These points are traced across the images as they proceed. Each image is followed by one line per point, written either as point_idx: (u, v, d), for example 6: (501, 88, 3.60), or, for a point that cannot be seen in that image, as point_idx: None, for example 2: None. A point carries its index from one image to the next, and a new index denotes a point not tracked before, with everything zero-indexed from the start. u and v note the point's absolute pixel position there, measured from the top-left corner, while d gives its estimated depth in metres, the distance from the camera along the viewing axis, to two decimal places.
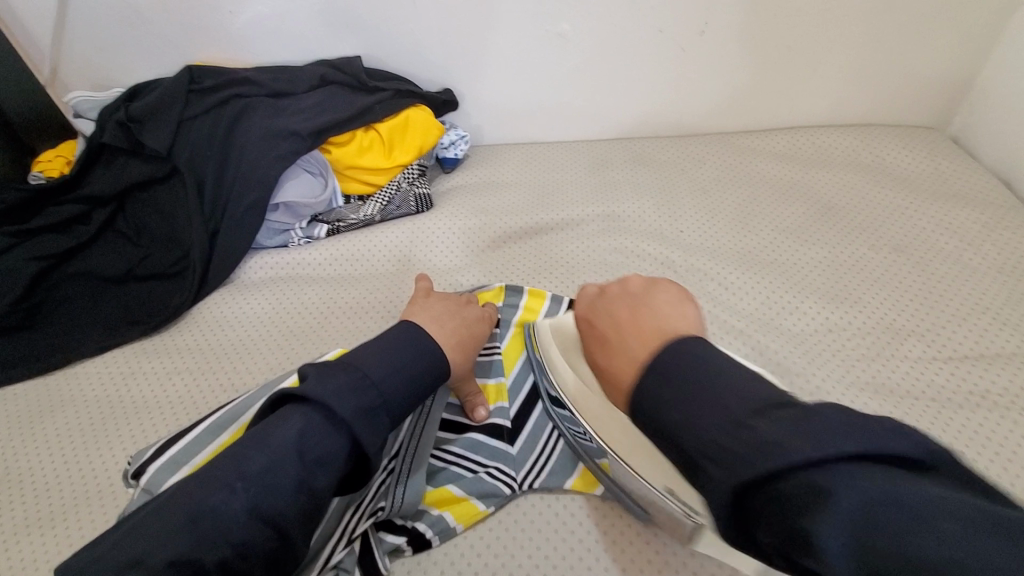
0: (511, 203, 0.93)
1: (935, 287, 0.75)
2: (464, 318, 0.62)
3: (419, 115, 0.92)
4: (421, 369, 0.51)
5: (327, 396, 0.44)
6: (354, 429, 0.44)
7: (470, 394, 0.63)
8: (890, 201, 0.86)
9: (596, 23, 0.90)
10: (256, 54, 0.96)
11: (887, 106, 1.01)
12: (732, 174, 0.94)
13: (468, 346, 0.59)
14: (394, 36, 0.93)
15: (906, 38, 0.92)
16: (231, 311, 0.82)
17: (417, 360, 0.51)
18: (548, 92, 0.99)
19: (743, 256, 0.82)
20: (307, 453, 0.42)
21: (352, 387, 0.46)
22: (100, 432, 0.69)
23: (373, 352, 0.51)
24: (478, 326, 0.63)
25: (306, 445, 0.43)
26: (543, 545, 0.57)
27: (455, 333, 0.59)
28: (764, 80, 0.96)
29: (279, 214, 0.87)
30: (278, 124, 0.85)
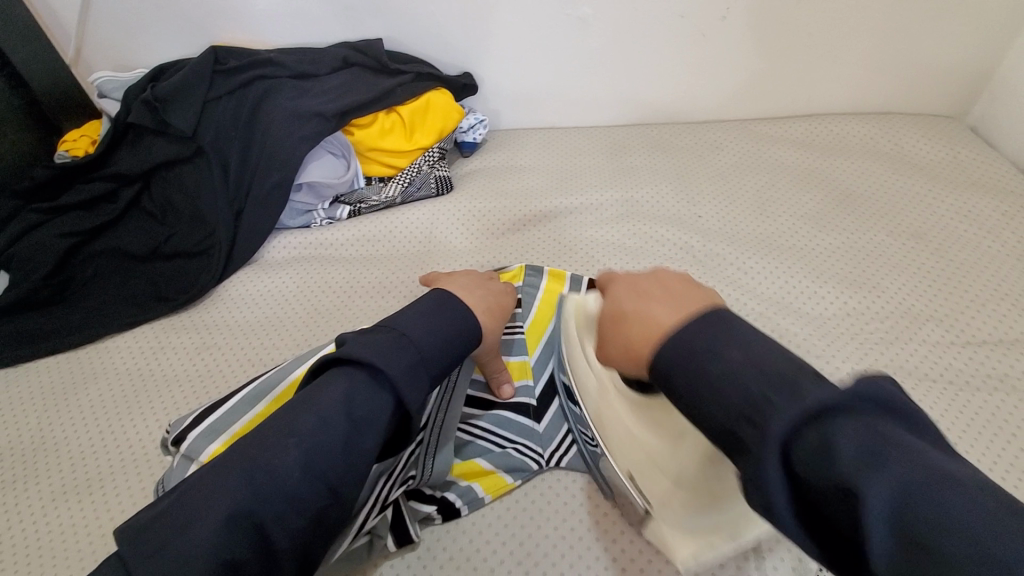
0: (529, 186, 0.94)
1: (953, 273, 0.75)
2: (492, 289, 0.64)
3: (440, 98, 0.94)
4: (455, 332, 0.52)
5: (372, 357, 0.46)
6: (399, 387, 0.45)
7: (495, 372, 0.64)
8: (908, 189, 0.86)
9: (617, 9, 0.90)
10: (278, 36, 0.97)
11: (906, 95, 1.01)
12: (750, 161, 0.94)
13: (497, 314, 0.61)
14: (416, 18, 0.93)
15: (928, 25, 0.92)
16: (257, 290, 0.84)
17: (451, 325, 0.52)
18: (567, 77, 0.99)
19: (762, 241, 0.82)
20: (354, 411, 0.44)
21: (392, 347, 0.47)
22: (133, 403, 0.71)
23: (412, 317, 0.52)
24: (505, 297, 0.64)
25: (352, 404, 0.44)
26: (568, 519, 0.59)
27: (484, 301, 0.61)
28: (783, 67, 0.97)
29: (302, 194, 0.89)
30: (302, 105, 0.86)
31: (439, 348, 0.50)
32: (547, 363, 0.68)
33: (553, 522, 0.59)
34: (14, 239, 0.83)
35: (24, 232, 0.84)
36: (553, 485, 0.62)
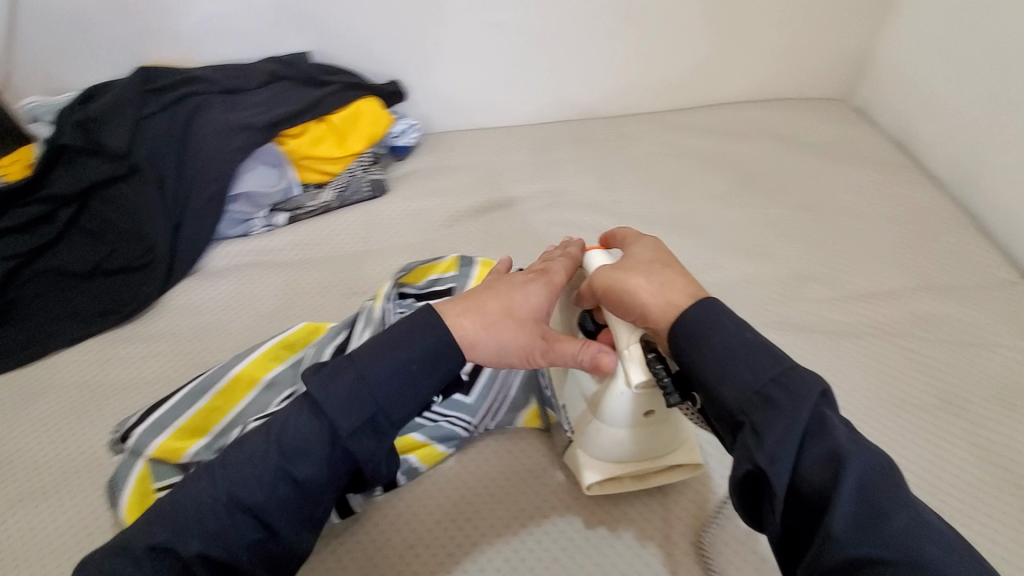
0: (460, 184, 1.00)
1: (835, 238, 0.85)
2: (499, 291, 0.55)
3: (370, 106, 0.98)
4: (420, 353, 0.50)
5: (320, 392, 0.48)
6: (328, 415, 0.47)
7: (579, 351, 0.53)
8: (799, 166, 0.96)
9: (528, 13, 0.97)
10: (208, 53, 1.00)
11: (799, 82, 1.11)
12: (661, 149, 1.02)
13: (513, 320, 0.54)
14: (341, 30, 0.98)
15: (808, 17, 1.02)
16: (201, 298, 0.87)
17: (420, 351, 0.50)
18: (490, 78, 1.05)
19: (672, 221, 0.90)
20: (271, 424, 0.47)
21: (352, 394, 0.48)
22: (82, 412, 0.74)
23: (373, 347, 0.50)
24: (519, 290, 0.55)
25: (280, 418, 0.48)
26: (498, 484, 0.65)
27: (493, 313, 0.54)
28: (687, 60, 1.05)
29: (239, 204, 0.93)
30: (233, 119, 0.90)
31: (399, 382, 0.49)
32: None
33: (480, 486, 0.65)
34: None
35: None
36: (484, 450, 0.68)
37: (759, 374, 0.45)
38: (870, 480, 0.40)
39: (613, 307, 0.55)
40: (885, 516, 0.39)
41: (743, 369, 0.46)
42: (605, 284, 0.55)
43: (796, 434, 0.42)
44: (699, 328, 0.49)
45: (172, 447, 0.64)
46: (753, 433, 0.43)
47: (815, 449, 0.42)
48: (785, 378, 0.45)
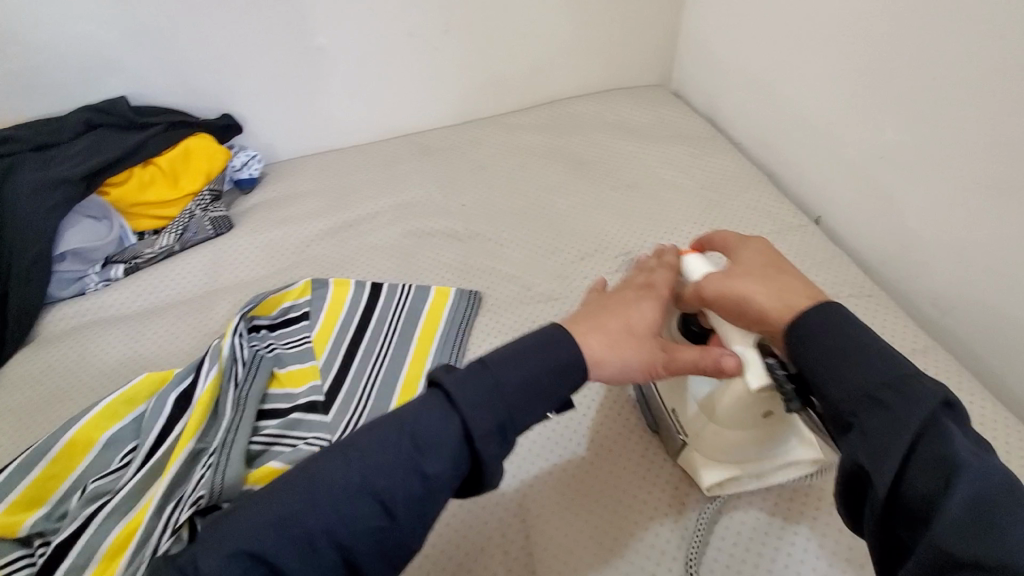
0: (310, 210, 1.00)
1: (656, 212, 0.92)
2: (621, 311, 0.55)
3: (200, 142, 0.96)
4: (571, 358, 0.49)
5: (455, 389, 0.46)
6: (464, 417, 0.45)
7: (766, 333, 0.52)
8: (625, 150, 1.03)
9: (349, 35, 0.99)
10: (10, 109, 0.93)
11: (621, 73, 1.20)
12: (502, 150, 1.07)
13: (635, 336, 0.54)
14: (158, 70, 0.96)
15: (615, 13, 1.11)
16: (34, 368, 0.82)
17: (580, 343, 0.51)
18: (326, 102, 1.06)
19: (512, 218, 0.96)
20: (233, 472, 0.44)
21: (486, 392, 0.46)
22: None
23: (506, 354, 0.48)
24: (638, 306, 0.56)
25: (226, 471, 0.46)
26: None
27: (619, 330, 0.53)
28: (514, 63, 1.11)
29: (67, 262, 0.88)
30: (45, 175, 0.85)
31: (554, 385, 0.48)
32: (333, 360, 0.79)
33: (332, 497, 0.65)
34: None
35: None
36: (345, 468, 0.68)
37: (865, 374, 0.43)
38: (980, 480, 0.38)
39: (730, 317, 0.54)
40: (1008, 525, 0.36)
41: (850, 366, 0.44)
42: (717, 292, 0.55)
43: (906, 434, 0.40)
44: (813, 331, 0.47)
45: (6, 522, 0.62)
46: (863, 440, 0.42)
47: (927, 453, 0.40)
48: (890, 384, 0.42)
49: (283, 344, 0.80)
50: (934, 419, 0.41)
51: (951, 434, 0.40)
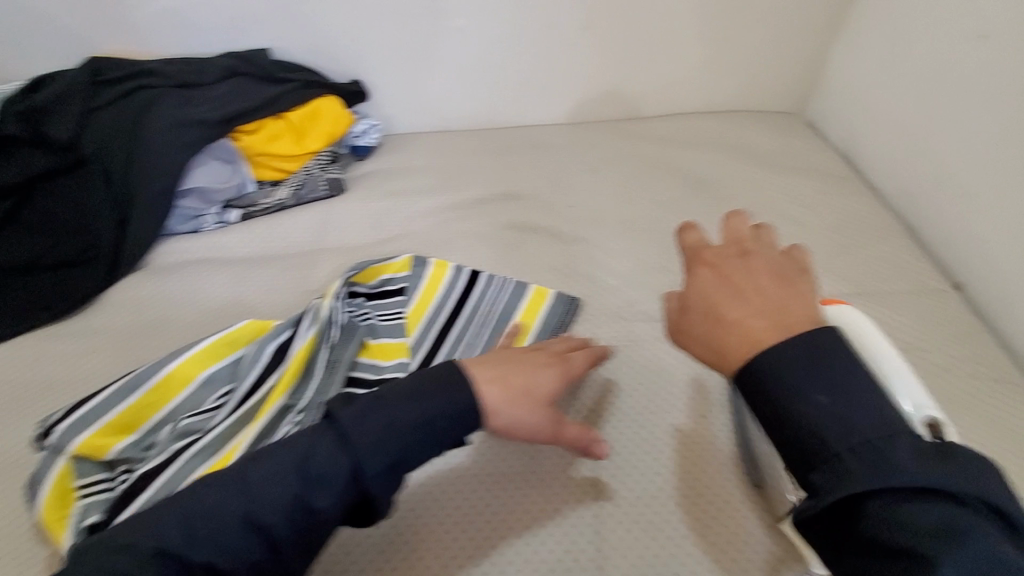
0: (419, 185, 0.99)
1: (779, 244, 0.86)
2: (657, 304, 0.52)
3: (329, 104, 0.98)
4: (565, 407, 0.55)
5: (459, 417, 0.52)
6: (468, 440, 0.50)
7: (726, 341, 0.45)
8: (750, 175, 0.98)
9: (489, 18, 0.99)
10: (162, 46, 0.98)
11: (751, 95, 1.14)
12: (619, 155, 1.03)
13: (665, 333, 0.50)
14: (301, 27, 0.98)
15: (759, 35, 1.06)
16: (143, 295, 0.84)
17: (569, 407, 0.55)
18: (451, 81, 1.06)
19: (624, 225, 0.90)
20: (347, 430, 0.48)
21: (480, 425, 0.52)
22: (6, 411, 0.70)
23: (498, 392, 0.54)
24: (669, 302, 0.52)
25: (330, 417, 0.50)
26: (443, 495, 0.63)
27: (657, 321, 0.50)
28: (644, 70, 1.08)
29: (189, 199, 0.91)
30: (185, 113, 0.89)
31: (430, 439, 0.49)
32: (425, 340, 0.76)
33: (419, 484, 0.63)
34: None
35: None
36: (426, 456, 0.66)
37: (871, 427, 0.38)
38: (974, 552, 0.33)
39: (690, 335, 0.47)
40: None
41: (837, 414, 0.39)
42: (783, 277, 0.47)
43: None
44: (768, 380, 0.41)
45: (97, 443, 0.61)
46: (842, 499, 0.37)
47: (929, 518, 0.35)
48: (900, 431, 0.38)
49: (377, 315, 0.77)
50: (948, 496, 0.35)
51: (982, 519, 0.35)
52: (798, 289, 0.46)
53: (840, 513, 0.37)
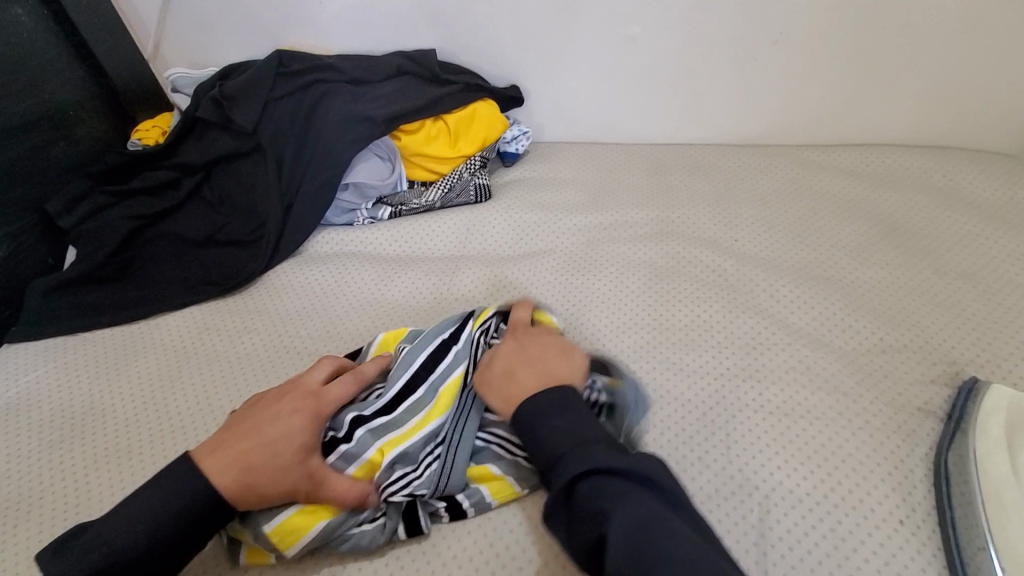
0: (567, 200, 0.95)
1: (1003, 316, 0.70)
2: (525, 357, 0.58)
3: (486, 109, 0.98)
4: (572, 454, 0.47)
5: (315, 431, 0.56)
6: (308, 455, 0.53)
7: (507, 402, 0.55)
8: (961, 227, 0.82)
9: (664, 28, 0.92)
10: (338, 42, 1.03)
11: (965, 130, 0.97)
12: (794, 187, 0.92)
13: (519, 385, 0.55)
14: (469, 31, 0.97)
15: (989, 61, 0.89)
16: (299, 281, 0.88)
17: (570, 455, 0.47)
18: (612, 92, 1.01)
19: (798, 267, 0.79)
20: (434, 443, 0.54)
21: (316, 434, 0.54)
22: (175, 376, 0.76)
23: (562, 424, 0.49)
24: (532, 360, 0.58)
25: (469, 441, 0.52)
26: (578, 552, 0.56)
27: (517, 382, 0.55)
28: (834, 93, 0.95)
29: (348, 193, 0.94)
30: (354, 110, 0.92)
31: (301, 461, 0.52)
32: None
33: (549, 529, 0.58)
34: (87, 219, 0.91)
35: (95, 211, 0.92)
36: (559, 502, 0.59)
37: (584, 434, 0.48)
38: (646, 529, 0.41)
39: (495, 384, 0.56)
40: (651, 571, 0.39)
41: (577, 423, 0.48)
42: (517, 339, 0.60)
43: None
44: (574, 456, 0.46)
45: None
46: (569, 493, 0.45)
47: (630, 514, 0.41)
48: (578, 447, 0.46)
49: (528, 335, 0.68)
50: (643, 486, 0.44)
51: None
52: (572, 359, 0.58)
53: (563, 499, 0.45)
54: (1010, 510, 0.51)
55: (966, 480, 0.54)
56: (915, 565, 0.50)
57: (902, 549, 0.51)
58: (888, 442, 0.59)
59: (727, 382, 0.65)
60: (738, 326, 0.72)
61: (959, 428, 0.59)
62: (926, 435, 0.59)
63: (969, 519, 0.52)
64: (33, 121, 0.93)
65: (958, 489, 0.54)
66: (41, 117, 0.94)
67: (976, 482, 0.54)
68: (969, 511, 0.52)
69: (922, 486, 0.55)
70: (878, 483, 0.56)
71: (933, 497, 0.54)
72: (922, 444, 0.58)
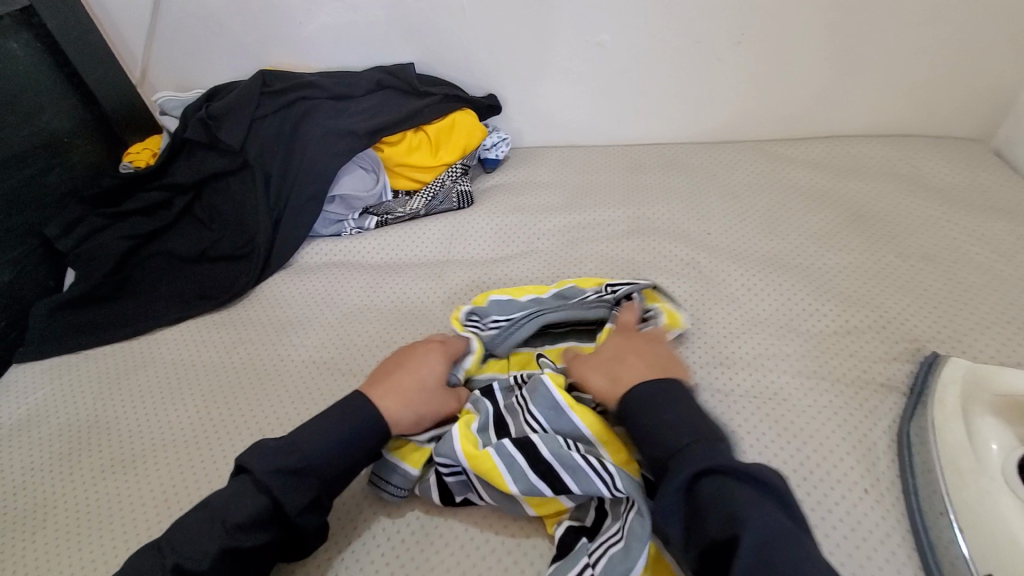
0: (547, 201, 0.98)
1: (962, 294, 0.73)
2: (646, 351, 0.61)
3: (465, 118, 1.01)
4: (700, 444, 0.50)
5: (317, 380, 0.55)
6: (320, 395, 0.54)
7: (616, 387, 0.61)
8: (923, 211, 0.86)
9: (633, 32, 0.95)
10: (320, 60, 1.06)
11: (926, 118, 1.01)
12: (764, 180, 0.96)
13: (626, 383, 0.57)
14: (445, 44, 1.01)
15: (943, 51, 0.93)
16: (290, 292, 0.91)
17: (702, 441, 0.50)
18: (585, 96, 1.05)
19: (768, 257, 0.82)
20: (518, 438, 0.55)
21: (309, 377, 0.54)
22: (176, 388, 0.78)
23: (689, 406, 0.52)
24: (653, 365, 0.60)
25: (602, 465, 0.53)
26: None
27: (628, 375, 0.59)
28: (799, 89, 0.99)
29: (335, 205, 0.97)
30: (337, 125, 0.95)
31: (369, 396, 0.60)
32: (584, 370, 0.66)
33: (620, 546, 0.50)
34: (84, 241, 0.94)
35: (91, 234, 0.95)
36: (624, 521, 0.51)
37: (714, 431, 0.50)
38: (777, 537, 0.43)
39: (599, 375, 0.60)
40: (783, 570, 0.41)
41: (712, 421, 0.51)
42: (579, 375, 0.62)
43: None
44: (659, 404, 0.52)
45: None
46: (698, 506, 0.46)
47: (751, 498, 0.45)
48: (701, 446, 0.48)
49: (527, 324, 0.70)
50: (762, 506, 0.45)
51: None
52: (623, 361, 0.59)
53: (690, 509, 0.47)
54: (966, 474, 0.53)
55: (927, 450, 0.57)
56: (879, 531, 0.53)
57: (867, 517, 0.54)
58: (853, 417, 0.62)
59: (702, 368, 0.68)
60: (710, 315, 0.75)
61: (922, 400, 0.61)
62: (888, 409, 0.62)
63: (931, 486, 0.54)
64: (29, 149, 0.96)
65: (919, 458, 0.57)
66: (36, 146, 0.97)
67: (935, 450, 0.56)
68: (929, 479, 0.55)
69: (885, 458, 0.59)
70: (844, 455, 0.59)
71: (896, 467, 0.58)
72: (884, 417, 0.62)
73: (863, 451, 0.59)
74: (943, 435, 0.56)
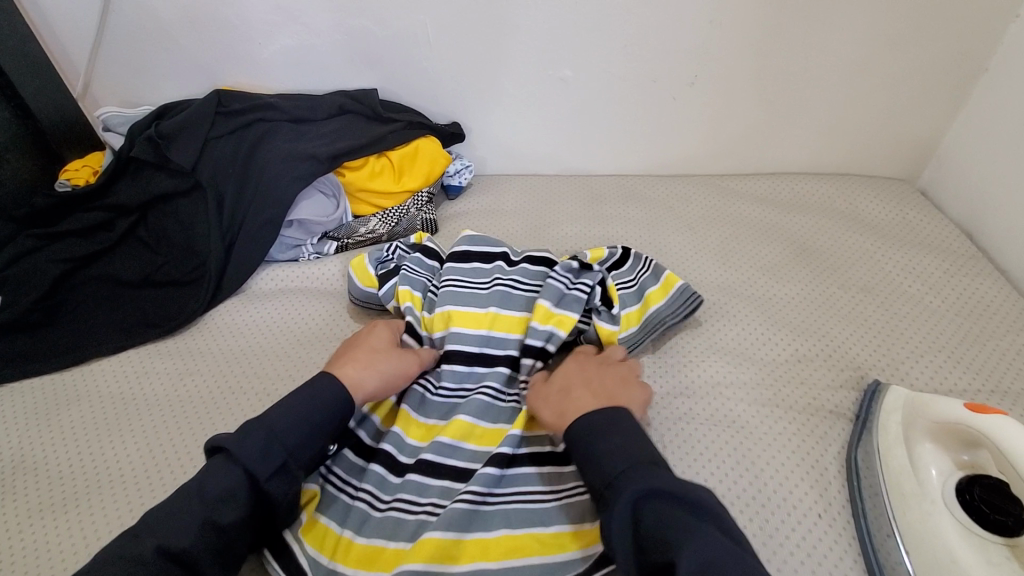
0: (511, 229, 0.99)
1: (896, 323, 0.79)
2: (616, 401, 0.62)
3: (429, 147, 1.01)
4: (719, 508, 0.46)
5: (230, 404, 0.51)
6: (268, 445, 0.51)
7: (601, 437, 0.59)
8: (859, 244, 0.92)
9: (594, 69, 0.99)
10: (280, 81, 1.04)
11: (860, 159, 1.09)
12: (716, 213, 1.00)
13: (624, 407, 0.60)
14: (409, 72, 1.02)
15: (873, 99, 1.01)
16: (240, 320, 0.87)
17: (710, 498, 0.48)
18: (547, 128, 1.07)
19: (724, 286, 0.86)
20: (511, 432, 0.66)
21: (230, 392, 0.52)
22: (113, 424, 0.73)
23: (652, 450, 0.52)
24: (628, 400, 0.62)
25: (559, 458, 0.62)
26: None
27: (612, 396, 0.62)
28: (747, 129, 1.05)
29: (293, 229, 0.95)
30: (298, 149, 0.93)
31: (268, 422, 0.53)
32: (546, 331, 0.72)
33: None
34: (10, 263, 0.87)
35: (19, 256, 0.88)
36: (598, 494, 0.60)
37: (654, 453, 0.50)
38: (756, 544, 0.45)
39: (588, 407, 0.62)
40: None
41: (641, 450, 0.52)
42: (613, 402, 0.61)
43: None
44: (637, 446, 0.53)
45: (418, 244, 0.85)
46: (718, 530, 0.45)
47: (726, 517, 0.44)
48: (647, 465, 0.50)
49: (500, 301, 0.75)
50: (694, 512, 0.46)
51: None
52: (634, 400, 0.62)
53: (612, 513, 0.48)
54: (911, 498, 0.56)
55: (873, 473, 0.60)
56: (834, 555, 0.55)
57: (822, 541, 0.56)
58: (804, 444, 0.65)
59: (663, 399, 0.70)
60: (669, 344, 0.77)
61: (867, 425, 0.65)
62: (837, 435, 0.66)
63: (878, 509, 0.57)
64: None
65: (866, 482, 0.60)
66: None
67: (880, 475, 0.59)
68: (876, 502, 0.58)
69: (836, 482, 0.61)
70: (797, 482, 0.61)
71: (845, 491, 0.60)
72: (832, 443, 0.65)
73: (817, 476, 0.62)
74: (890, 459, 0.60)
